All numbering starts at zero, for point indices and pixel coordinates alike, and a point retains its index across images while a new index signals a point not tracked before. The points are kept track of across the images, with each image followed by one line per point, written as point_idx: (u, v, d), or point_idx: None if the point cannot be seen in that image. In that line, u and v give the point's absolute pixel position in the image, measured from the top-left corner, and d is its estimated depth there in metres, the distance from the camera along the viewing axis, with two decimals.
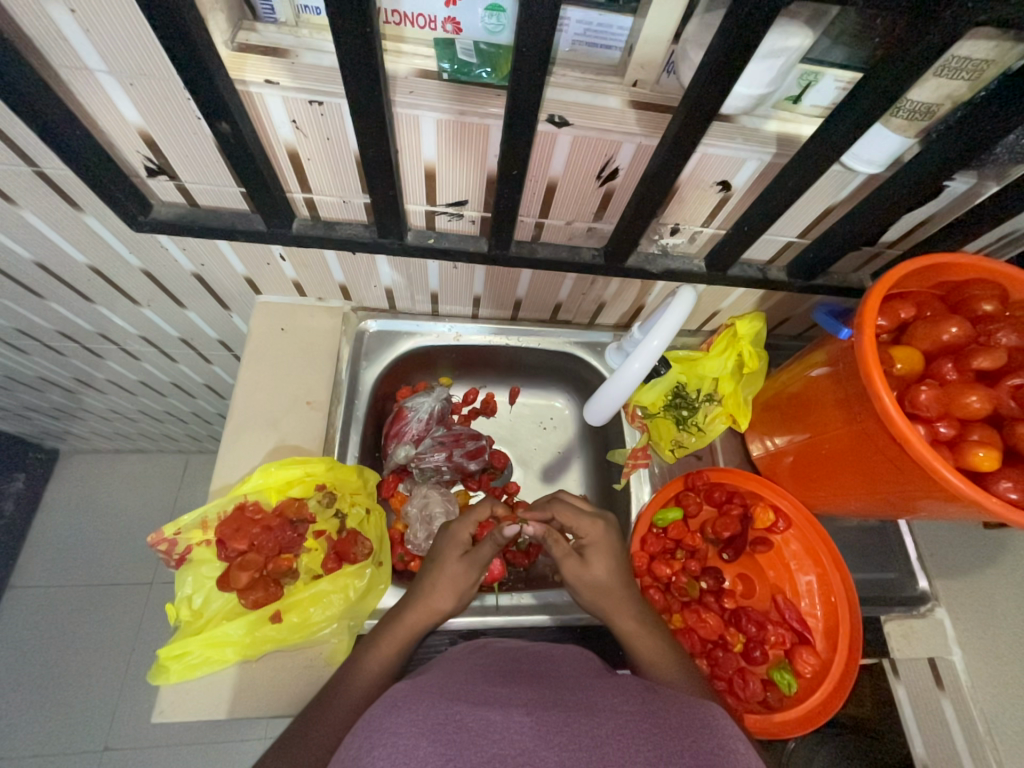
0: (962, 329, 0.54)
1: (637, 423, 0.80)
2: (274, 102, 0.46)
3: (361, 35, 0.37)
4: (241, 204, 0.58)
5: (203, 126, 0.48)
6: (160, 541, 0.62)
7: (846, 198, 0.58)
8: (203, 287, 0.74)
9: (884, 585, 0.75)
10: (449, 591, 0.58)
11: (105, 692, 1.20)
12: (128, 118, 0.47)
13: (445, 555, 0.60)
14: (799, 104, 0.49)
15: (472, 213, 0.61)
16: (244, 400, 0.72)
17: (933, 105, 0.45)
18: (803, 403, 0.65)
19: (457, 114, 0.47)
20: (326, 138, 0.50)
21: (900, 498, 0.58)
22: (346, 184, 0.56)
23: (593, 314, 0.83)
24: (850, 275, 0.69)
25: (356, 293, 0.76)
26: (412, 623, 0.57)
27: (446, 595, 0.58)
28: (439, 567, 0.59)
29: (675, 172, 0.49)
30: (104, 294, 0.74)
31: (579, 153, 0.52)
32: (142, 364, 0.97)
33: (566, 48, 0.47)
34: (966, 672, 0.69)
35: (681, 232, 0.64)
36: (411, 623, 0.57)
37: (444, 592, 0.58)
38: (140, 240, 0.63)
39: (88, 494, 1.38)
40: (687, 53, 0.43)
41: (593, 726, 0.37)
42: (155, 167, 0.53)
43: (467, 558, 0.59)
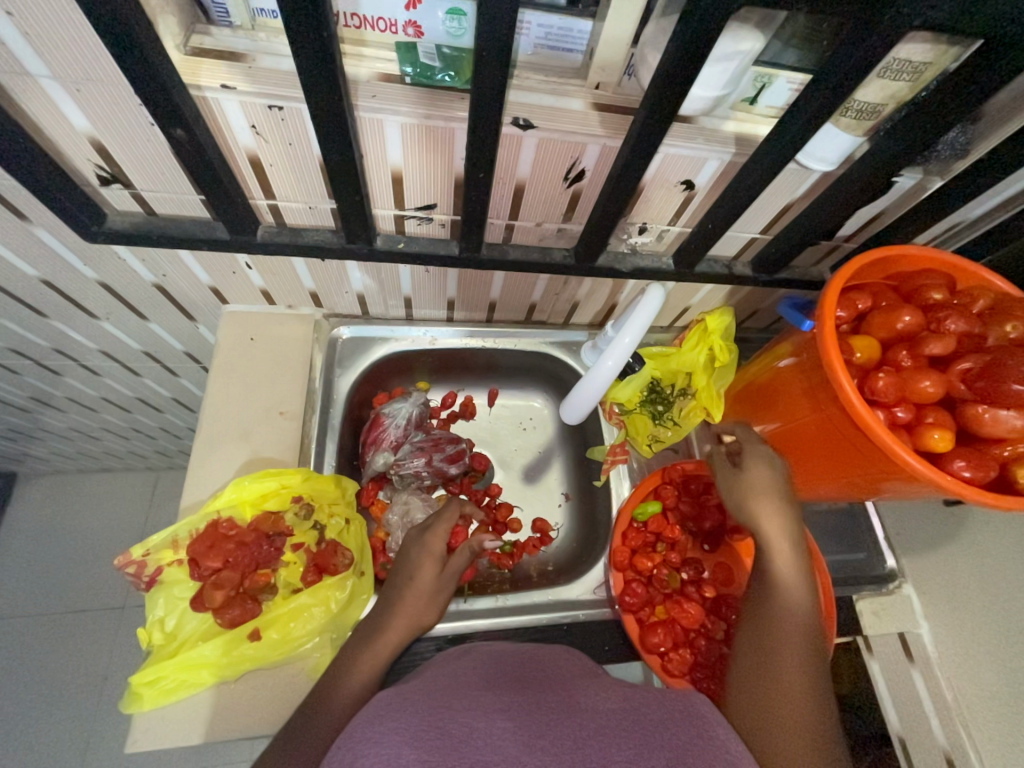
0: (915, 317, 0.56)
1: (614, 420, 0.82)
2: (232, 107, 0.45)
3: (319, 39, 0.36)
4: (202, 212, 0.57)
5: (158, 133, 0.46)
6: (128, 563, 0.59)
7: (803, 195, 0.60)
8: (166, 298, 0.72)
9: (854, 566, 0.79)
10: (431, 596, 0.59)
11: (77, 725, 1.14)
12: (77, 126, 0.46)
13: (422, 565, 0.60)
14: (756, 105, 0.51)
15: (441, 216, 0.60)
16: (214, 413, 0.70)
17: (878, 105, 0.48)
18: (772, 394, 0.67)
19: (421, 118, 0.47)
20: (289, 144, 0.49)
21: (865, 481, 0.61)
22: (311, 189, 0.55)
23: (567, 314, 0.83)
24: (810, 270, 0.72)
25: (327, 300, 0.75)
26: (398, 631, 0.57)
27: (430, 599, 0.59)
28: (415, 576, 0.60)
29: (639, 172, 0.50)
30: (58, 309, 0.71)
31: (546, 155, 0.53)
32: (103, 379, 0.93)
33: (527, 51, 0.47)
34: (933, 642, 0.72)
35: (648, 230, 0.66)
36: (398, 630, 0.57)
37: (425, 599, 0.58)
38: (96, 251, 0.61)
39: (51, 518, 1.31)
40: (646, 57, 0.44)
41: (576, 727, 0.38)
42: (108, 175, 0.51)
43: (444, 570, 0.61)
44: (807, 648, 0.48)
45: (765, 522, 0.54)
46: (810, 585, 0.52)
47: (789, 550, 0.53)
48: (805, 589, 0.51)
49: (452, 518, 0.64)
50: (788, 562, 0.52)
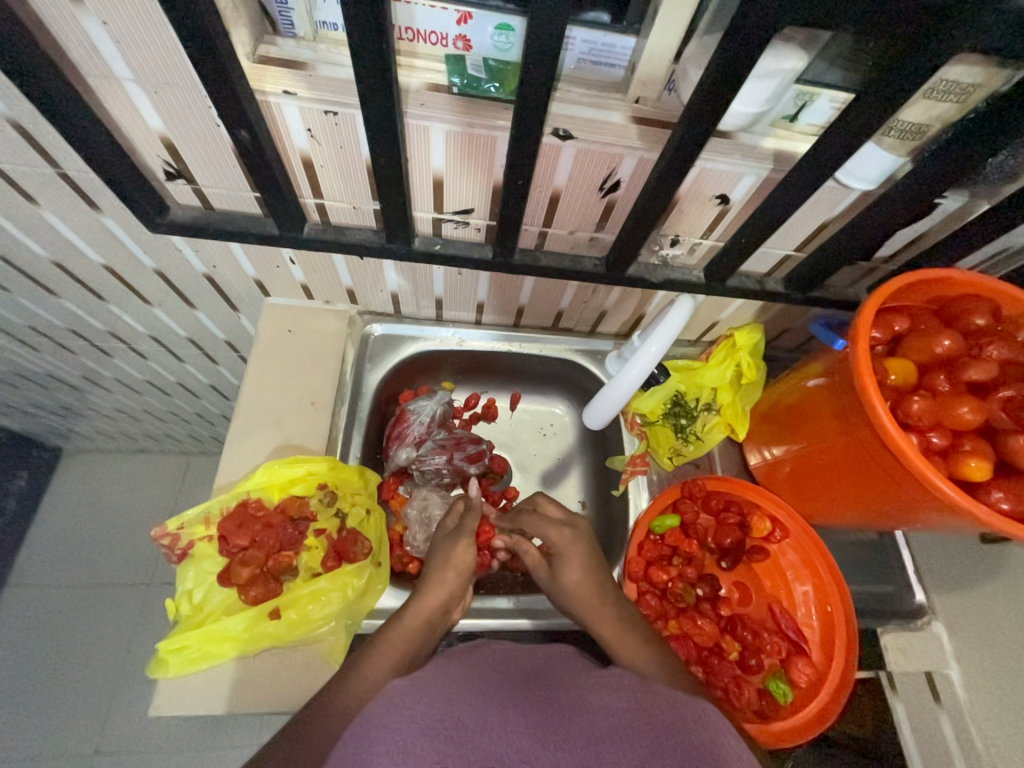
0: (955, 341, 0.55)
1: (636, 431, 0.81)
2: (291, 111, 0.48)
3: (377, 50, 0.39)
4: (255, 208, 0.60)
5: (223, 134, 0.50)
6: (163, 535, 0.62)
7: (841, 213, 0.59)
8: (213, 288, 0.76)
9: (880, 598, 0.76)
10: (460, 569, 0.61)
11: (100, 692, 1.20)
12: (151, 125, 0.50)
13: (439, 543, 0.64)
14: (796, 122, 0.51)
15: (478, 221, 0.62)
16: (250, 399, 0.73)
17: (922, 126, 0.47)
18: (801, 413, 0.66)
19: (466, 126, 0.49)
20: (339, 147, 0.52)
21: (897, 508, 0.59)
22: (357, 191, 0.57)
23: (594, 322, 0.84)
24: (846, 289, 0.70)
25: (362, 297, 0.78)
26: (429, 605, 0.58)
27: (458, 572, 0.61)
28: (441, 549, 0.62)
29: (674, 185, 0.51)
30: (117, 294, 0.76)
31: (583, 166, 0.54)
32: (149, 363, 0.98)
33: (571, 66, 0.49)
34: (962, 686, 0.68)
35: (680, 243, 0.66)
36: (430, 604, 0.58)
37: (453, 570, 0.60)
38: (156, 241, 0.65)
39: (90, 492, 1.39)
40: (688, 72, 0.45)
41: (588, 725, 0.38)
42: (173, 171, 0.56)
43: (459, 536, 0.63)
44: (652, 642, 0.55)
45: (567, 574, 0.60)
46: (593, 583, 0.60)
47: (597, 601, 0.59)
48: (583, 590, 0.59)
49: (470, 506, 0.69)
50: (594, 603, 0.59)
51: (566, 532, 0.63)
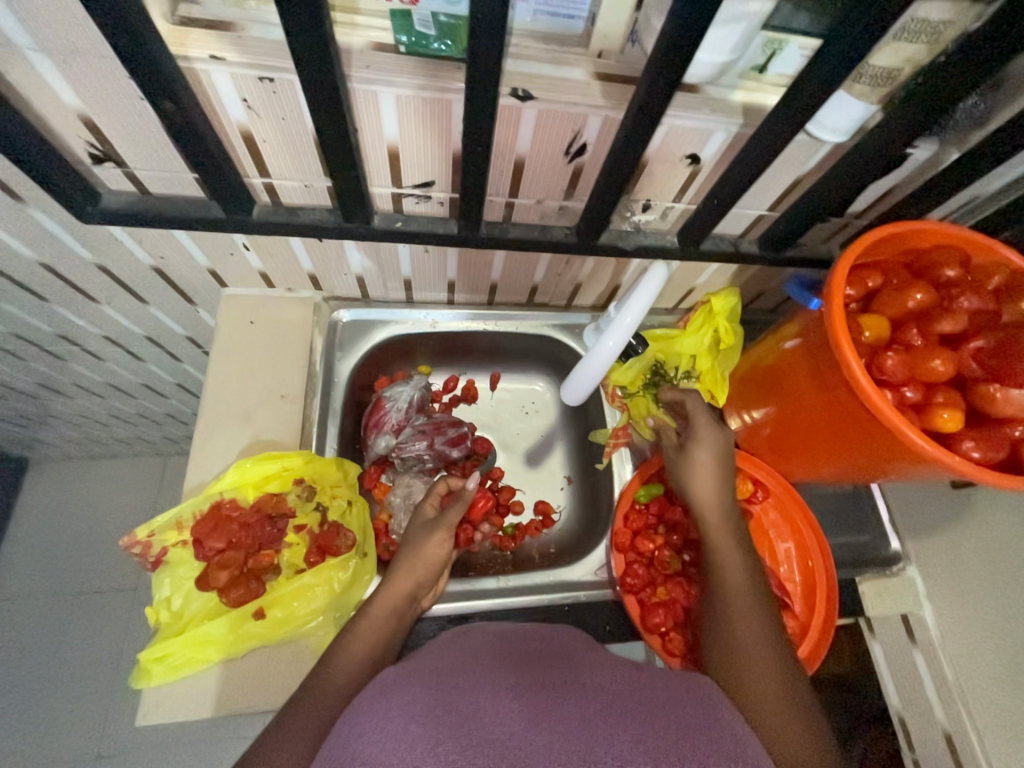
0: (927, 295, 0.55)
1: (617, 403, 0.81)
2: (222, 80, 0.44)
3: (308, 3, 0.35)
4: (197, 191, 0.56)
5: (148, 108, 0.45)
6: (134, 544, 0.60)
7: (813, 168, 0.58)
8: (164, 281, 0.71)
9: (858, 548, 0.78)
10: (431, 561, 0.60)
11: (95, 699, 1.18)
12: (66, 102, 0.45)
13: (415, 530, 0.62)
14: (765, 73, 0.49)
15: (440, 194, 0.59)
16: (215, 396, 0.70)
17: (893, 70, 0.46)
18: (778, 375, 0.66)
19: (418, 89, 0.46)
20: (281, 119, 0.48)
21: (872, 463, 0.60)
22: (306, 167, 0.53)
23: (569, 295, 0.82)
24: (818, 247, 0.70)
25: (326, 282, 0.74)
26: (398, 594, 0.57)
27: (429, 563, 0.60)
28: (411, 538, 0.61)
29: (641, 146, 0.48)
30: (59, 292, 0.71)
31: (546, 129, 0.51)
32: (107, 364, 0.93)
33: (526, 19, 0.45)
34: (936, 625, 0.71)
35: (653, 208, 0.64)
36: (398, 591, 0.57)
37: (422, 562, 0.59)
38: (92, 233, 0.60)
39: (63, 502, 1.34)
40: (650, 21, 0.43)
41: (581, 706, 0.38)
42: (99, 153, 0.51)
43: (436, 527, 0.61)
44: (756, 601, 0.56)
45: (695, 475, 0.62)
46: (717, 489, 0.62)
47: (721, 514, 0.61)
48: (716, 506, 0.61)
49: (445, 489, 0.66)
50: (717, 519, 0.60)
51: (692, 436, 0.65)
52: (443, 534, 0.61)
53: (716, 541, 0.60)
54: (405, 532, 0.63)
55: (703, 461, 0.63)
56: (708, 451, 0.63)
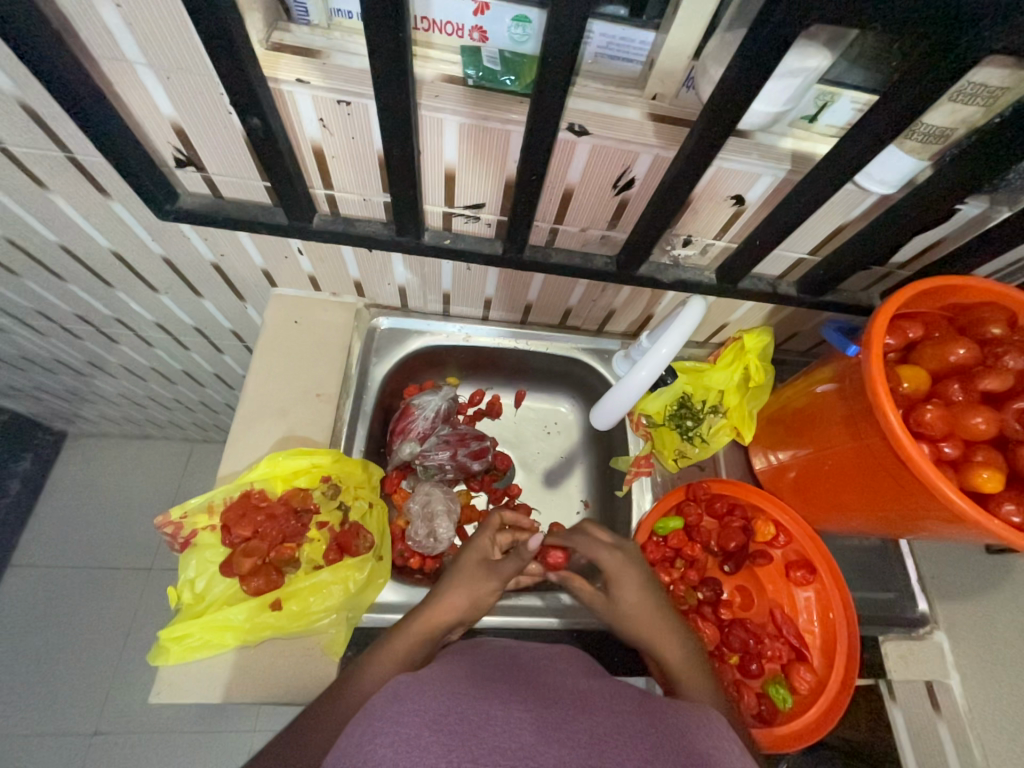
0: (970, 350, 0.54)
1: (641, 431, 0.80)
2: (303, 100, 0.47)
3: (394, 38, 0.38)
4: (265, 197, 0.60)
5: (234, 121, 0.49)
6: (166, 524, 0.62)
7: (858, 217, 0.58)
8: (220, 277, 0.75)
9: (882, 605, 0.75)
10: (479, 602, 0.59)
11: (100, 674, 1.21)
12: (162, 111, 0.49)
13: (466, 563, 0.61)
14: (815, 123, 0.50)
15: (489, 216, 0.62)
16: (255, 388, 0.73)
17: (946, 129, 0.46)
18: (808, 418, 0.65)
19: (480, 119, 0.49)
20: (351, 138, 0.51)
21: (905, 517, 0.58)
22: (367, 183, 0.57)
23: (602, 321, 0.83)
24: (858, 294, 0.70)
25: (370, 290, 0.78)
26: (436, 625, 0.56)
27: (476, 604, 0.59)
28: (458, 572, 0.60)
29: (689, 183, 0.50)
30: (124, 281, 0.76)
31: (597, 162, 0.53)
32: (155, 350, 0.98)
33: (589, 60, 0.48)
34: (963, 696, 0.68)
35: (692, 243, 0.65)
36: (437, 620, 0.56)
37: (468, 595, 0.58)
38: (165, 229, 0.65)
39: (93, 477, 1.39)
40: (707, 69, 0.44)
41: (592, 725, 0.36)
42: (183, 158, 0.55)
43: (490, 568, 0.61)
44: (742, 736, 0.49)
45: (625, 595, 0.59)
46: (639, 589, 0.60)
47: (655, 621, 0.58)
48: (640, 605, 0.59)
49: (492, 533, 0.64)
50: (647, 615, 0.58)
51: (618, 555, 0.62)
52: (495, 583, 0.60)
53: (643, 629, 0.58)
54: (454, 566, 0.62)
55: (625, 607, 0.59)
56: (634, 582, 0.60)
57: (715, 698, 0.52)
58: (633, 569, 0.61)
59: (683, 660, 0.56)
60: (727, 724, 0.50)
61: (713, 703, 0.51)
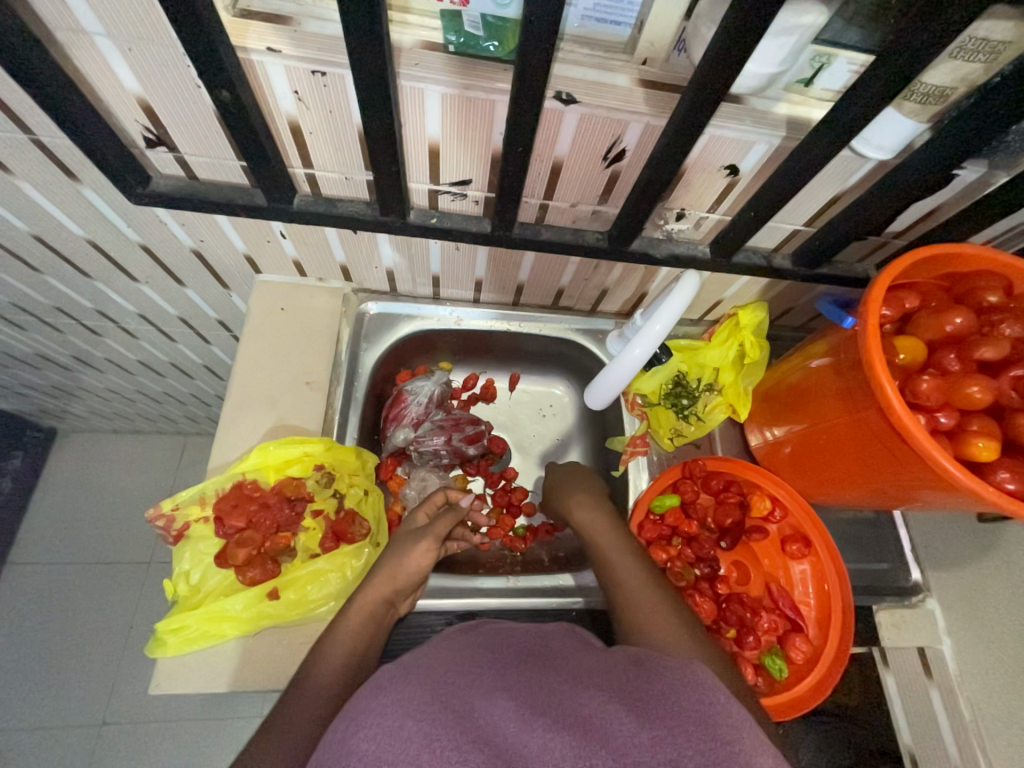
0: (966, 319, 0.53)
1: (636, 411, 0.80)
2: (275, 71, 0.45)
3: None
4: (242, 178, 0.58)
5: (204, 95, 0.47)
6: (158, 517, 0.62)
7: (855, 185, 0.57)
8: (202, 264, 0.73)
9: (876, 575, 0.76)
10: (415, 568, 0.59)
11: (105, 667, 1.22)
12: (127, 86, 0.46)
13: (404, 537, 0.61)
14: (811, 87, 0.48)
15: (475, 193, 0.60)
16: (243, 377, 0.72)
17: (946, 88, 0.45)
18: (804, 393, 0.65)
19: (463, 88, 0.46)
20: (329, 112, 0.49)
21: (899, 489, 0.58)
22: (348, 160, 0.55)
23: (595, 301, 0.82)
24: (854, 265, 0.68)
25: (357, 274, 0.76)
26: (374, 600, 0.56)
27: (411, 571, 0.58)
28: (395, 545, 0.60)
29: (681, 153, 0.48)
30: (103, 271, 0.73)
31: (586, 133, 0.51)
32: (140, 342, 0.96)
33: (574, 25, 0.45)
34: (954, 660, 0.70)
35: (686, 217, 0.64)
36: (373, 595, 0.56)
37: (404, 567, 0.58)
38: (140, 214, 0.62)
39: (87, 473, 1.38)
40: (698, 30, 0.42)
41: (579, 705, 0.36)
42: (154, 137, 0.52)
43: (429, 536, 0.60)
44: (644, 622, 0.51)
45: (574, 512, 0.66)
46: (599, 513, 0.64)
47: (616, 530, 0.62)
48: (602, 522, 0.63)
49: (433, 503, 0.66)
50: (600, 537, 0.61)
51: (575, 482, 0.71)
52: (429, 545, 0.59)
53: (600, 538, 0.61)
54: (393, 540, 0.62)
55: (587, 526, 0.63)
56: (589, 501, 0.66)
57: (644, 591, 0.54)
58: (589, 494, 0.67)
59: (631, 566, 0.57)
60: (636, 612, 0.53)
61: (633, 593, 0.54)
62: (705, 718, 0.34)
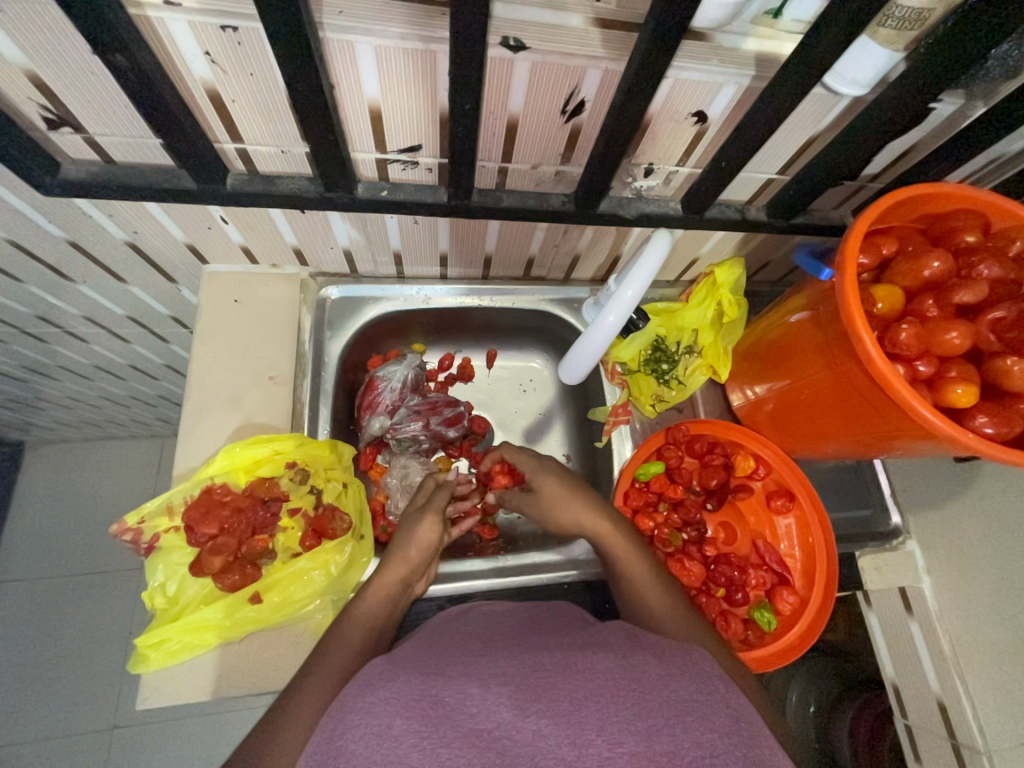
0: (945, 262, 0.52)
1: (617, 380, 0.78)
2: (179, 30, 0.39)
3: None
4: (165, 158, 0.52)
5: (99, 63, 0.41)
6: (124, 531, 0.59)
7: (829, 127, 0.54)
8: (141, 257, 0.67)
9: (859, 522, 0.78)
10: (424, 546, 0.59)
11: (107, 674, 1.21)
12: (9, 58, 0.40)
13: (413, 518, 0.61)
14: (780, 19, 0.44)
15: (428, 160, 0.55)
16: (201, 377, 0.68)
17: (924, 10, 0.42)
18: (783, 350, 0.64)
19: (398, 38, 0.41)
20: (249, 75, 0.43)
21: (880, 440, 0.58)
22: (282, 131, 0.50)
23: (568, 268, 0.79)
24: (830, 213, 0.66)
25: (312, 257, 0.71)
26: (391, 579, 0.56)
27: (421, 548, 0.58)
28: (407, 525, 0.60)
29: (644, 100, 0.44)
30: (33, 274, 0.67)
31: (540, 84, 0.47)
32: (92, 347, 0.90)
33: None
34: (933, 598, 0.72)
35: (655, 173, 0.60)
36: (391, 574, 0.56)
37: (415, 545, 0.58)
38: (59, 208, 0.56)
39: (61, 485, 1.33)
40: None
41: (573, 687, 0.35)
42: (54, 118, 0.46)
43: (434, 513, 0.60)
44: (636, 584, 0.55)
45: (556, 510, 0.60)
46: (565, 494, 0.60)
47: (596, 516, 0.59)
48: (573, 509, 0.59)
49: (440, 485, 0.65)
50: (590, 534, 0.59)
51: (540, 471, 0.63)
52: (432, 520, 0.60)
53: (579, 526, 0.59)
54: (404, 520, 0.63)
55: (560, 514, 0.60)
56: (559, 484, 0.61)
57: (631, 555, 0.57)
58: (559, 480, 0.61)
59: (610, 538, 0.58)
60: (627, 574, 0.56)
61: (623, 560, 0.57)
62: (700, 712, 0.35)
